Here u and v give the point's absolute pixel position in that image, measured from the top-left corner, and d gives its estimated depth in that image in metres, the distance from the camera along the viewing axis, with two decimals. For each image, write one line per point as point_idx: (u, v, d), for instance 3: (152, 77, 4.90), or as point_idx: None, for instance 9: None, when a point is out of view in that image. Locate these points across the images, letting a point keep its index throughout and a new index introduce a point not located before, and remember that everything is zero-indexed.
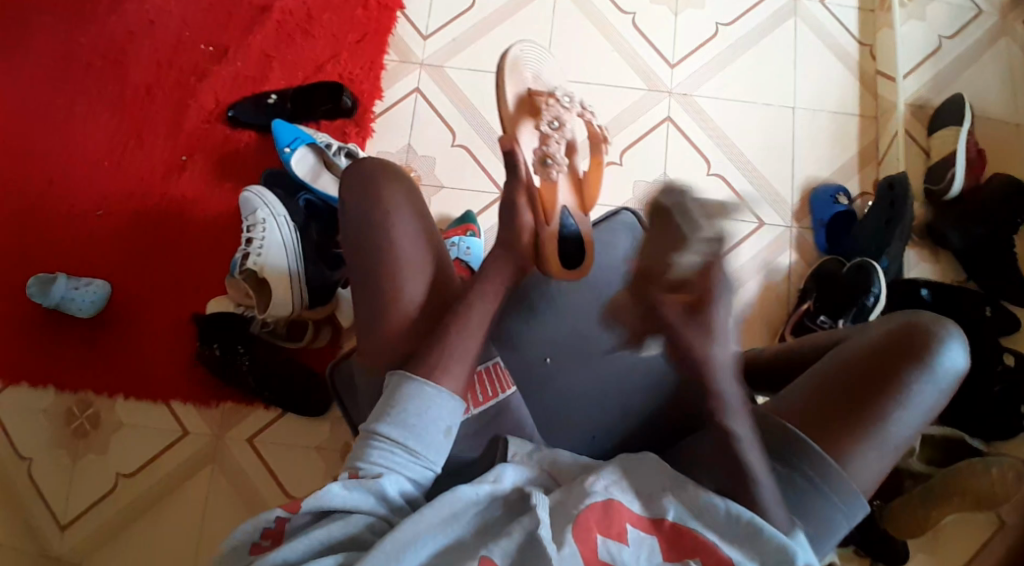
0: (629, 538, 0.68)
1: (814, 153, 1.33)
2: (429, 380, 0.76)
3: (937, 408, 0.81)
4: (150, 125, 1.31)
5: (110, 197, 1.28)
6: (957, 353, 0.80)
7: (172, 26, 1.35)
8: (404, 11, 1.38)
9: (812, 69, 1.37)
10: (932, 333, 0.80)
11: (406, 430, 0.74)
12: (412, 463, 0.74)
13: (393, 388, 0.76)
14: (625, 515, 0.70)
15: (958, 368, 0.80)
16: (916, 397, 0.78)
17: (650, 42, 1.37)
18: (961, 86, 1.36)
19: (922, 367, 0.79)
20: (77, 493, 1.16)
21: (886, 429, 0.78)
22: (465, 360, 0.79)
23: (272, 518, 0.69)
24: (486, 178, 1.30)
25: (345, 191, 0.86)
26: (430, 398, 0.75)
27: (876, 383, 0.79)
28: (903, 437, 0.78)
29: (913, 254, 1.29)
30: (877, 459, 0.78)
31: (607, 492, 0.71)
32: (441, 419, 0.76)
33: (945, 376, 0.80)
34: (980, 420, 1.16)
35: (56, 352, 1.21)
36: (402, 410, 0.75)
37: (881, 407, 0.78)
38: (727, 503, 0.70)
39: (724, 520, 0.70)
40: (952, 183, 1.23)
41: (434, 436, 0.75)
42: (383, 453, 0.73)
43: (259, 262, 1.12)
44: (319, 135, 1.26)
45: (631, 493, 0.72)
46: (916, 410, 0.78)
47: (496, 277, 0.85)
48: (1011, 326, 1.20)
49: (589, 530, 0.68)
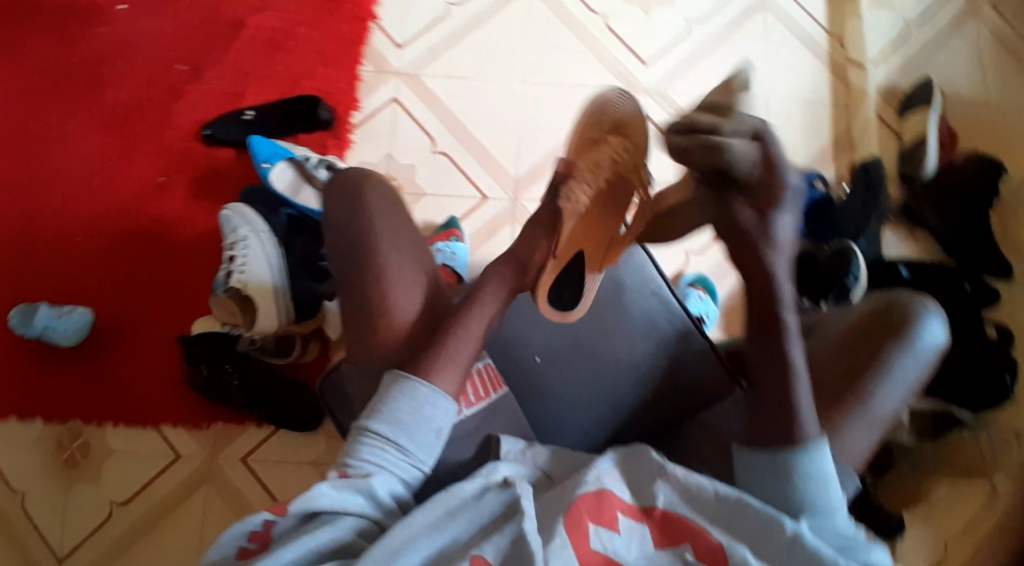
0: (620, 526, 0.69)
1: (791, 141, 1.34)
2: (423, 379, 0.77)
3: (922, 383, 0.82)
4: (126, 147, 1.30)
5: (88, 222, 1.26)
6: (935, 328, 0.82)
7: (144, 47, 1.34)
8: (378, 22, 1.38)
9: (785, 59, 1.39)
10: (910, 308, 0.82)
11: (397, 427, 0.75)
12: (402, 461, 0.74)
13: (384, 388, 0.77)
14: (615, 504, 0.71)
15: (939, 343, 0.82)
16: (898, 373, 0.80)
17: (624, 42, 1.39)
18: (930, 69, 1.39)
19: (902, 344, 0.81)
20: (72, 524, 1.14)
21: (870, 405, 0.80)
22: (460, 362, 0.79)
23: (260, 521, 0.69)
24: (469, 184, 1.30)
25: (329, 196, 0.86)
26: (422, 396, 0.76)
27: (857, 363, 0.81)
28: (889, 412, 0.80)
29: (889, 234, 1.31)
30: (864, 435, 0.79)
31: (598, 482, 0.72)
32: (434, 418, 0.76)
33: (927, 351, 0.81)
34: (970, 392, 1.16)
35: (41, 382, 1.19)
36: (393, 408, 0.76)
37: (863, 384, 0.80)
38: (716, 485, 0.71)
39: (715, 505, 0.70)
40: (925, 164, 1.26)
41: (424, 435, 0.76)
42: (373, 450, 0.74)
43: (242, 280, 1.11)
44: (298, 149, 1.26)
45: (621, 482, 0.73)
46: (899, 384, 0.80)
47: (494, 285, 0.86)
48: (991, 299, 1.22)
49: (582, 519, 0.68)
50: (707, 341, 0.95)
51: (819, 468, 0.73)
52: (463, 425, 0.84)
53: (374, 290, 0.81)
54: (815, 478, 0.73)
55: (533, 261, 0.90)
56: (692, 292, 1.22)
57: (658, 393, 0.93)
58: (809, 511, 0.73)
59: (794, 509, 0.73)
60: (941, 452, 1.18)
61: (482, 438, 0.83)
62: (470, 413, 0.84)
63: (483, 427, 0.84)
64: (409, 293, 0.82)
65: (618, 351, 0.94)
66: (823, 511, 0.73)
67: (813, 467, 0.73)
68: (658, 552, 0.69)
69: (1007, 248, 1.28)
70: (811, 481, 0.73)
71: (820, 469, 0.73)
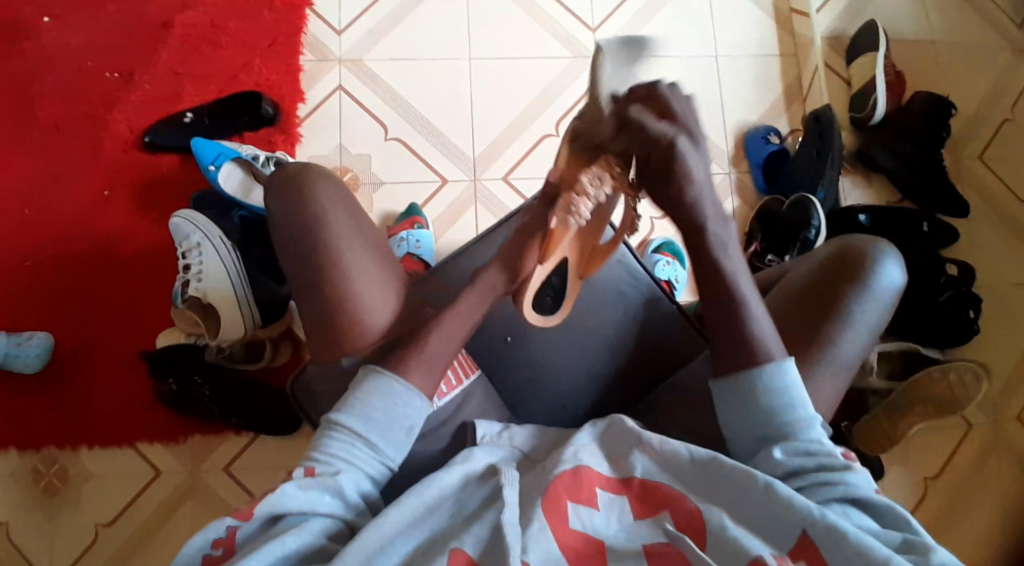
0: (599, 502, 0.71)
1: (741, 97, 1.34)
2: (399, 377, 0.76)
3: (883, 324, 0.84)
4: (65, 163, 1.25)
5: (36, 244, 1.22)
6: (893, 270, 0.83)
7: (72, 57, 1.29)
8: (313, 8, 1.34)
9: (729, 14, 1.38)
10: (867, 252, 0.84)
11: (368, 423, 0.74)
12: (370, 458, 0.74)
13: (356, 381, 0.77)
14: (593, 479, 0.72)
15: (896, 283, 0.84)
16: (859, 316, 0.82)
17: (568, 9, 1.37)
18: (873, 12, 1.39)
19: (861, 289, 0.82)
20: (56, 552, 1.12)
21: (835, 350, 0.81)
22: (433, 359, 0.78)
23: (222, 529, 0.67)
24: (426, 168, 1.28)
25: (273, 196, 0.84)
26: (397, 395, 0.76)
27: (820, 312, 0.82)
28: (853, 355, 0.82)
29: (848, 181, 1.31)
30: (832, 382, 0.81)
31: (576, 458, 0.74)
32: (406, 415, 0.76)
33: (886, 293, 0.83)
34: (929, 333, 1.20)
35: (7, 412, 1.16)
36: (365, 403, 0.75)
37: (827, 330, 0.81)
38: (691, 450, 0.73)
39: (690, 471, 0.72)
40: (875, 109, 1.26)
41: (396, 432, 0.75)
42: (342, 446, 0.74)
43: (201, 288, 1.10)
44: (244, 147, 1.23)
45: (600, 456, 0.76)
46: (861, 327, 0.82)
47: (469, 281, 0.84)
48: (949, 237, 1.26)
49: (559, 497, 0.70)
50: (674, 305, 0.97)
51: (789, 385, 0.74)
52: (439, 413, 0.84)
53: (335, 292, 0.80)
54: (786, 396, 0.74)
55: (526, 269, 0.83)
56: (659, 259, 1.23)
57: (629, 359, 0.95)
58: (783, 433, 0.74)
59: (770, 433, 0.74)
60: (911, 394, 1.14)
61: (457, 426, 0.84)
62: (446, 402, 0.84)
63: (458, 415, 0.85)
64: (371, 289, 0.81)
65: (585, 320, 0.95)
66: (797, 430, 0.74)
67: (782, 386, 0.74)
68: (637, 523, 0.70)
69: (960, 185, 1.30)
70: (782, 402, 0.74)
71: (790, 387, 0.74)
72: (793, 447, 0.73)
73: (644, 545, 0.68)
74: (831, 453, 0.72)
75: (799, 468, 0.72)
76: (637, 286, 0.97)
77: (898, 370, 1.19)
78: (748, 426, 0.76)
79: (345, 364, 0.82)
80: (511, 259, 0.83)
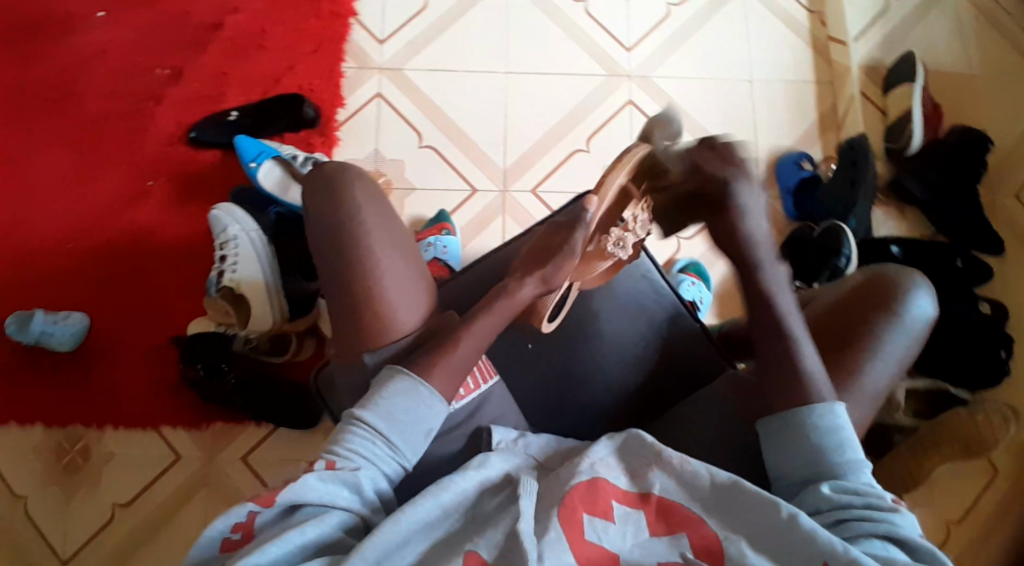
0: (615, 516, 0.70)
1: (774, 123, 1.34)
2: (423, 381, 0.78)
3: (913, 357, 0.83)
4: (113, 153, 1.30)
5: (81, 229, 1.26)
6: (924, 301, 0.83)
7: (127, 54, 1.35)
8: (358, 18, 1.39)
9: (765, 42, 1.39)
10: (898, 281, 0.83)
11: (391, 424, 0.75)
12: (388, 458, 0.75)
13: (382, 382, 0.78)
14: (610, 493, 0.72)
15: (927, 316, 0.83)
16: (887, 347, 0.81)
17: (605, 28, 1.39)
18: (912, 43, 1.38)
19: (892, 317, 0.81)
20: (75, 528, 1.15)
21: (861, 380, 0.80)
22: (460, 366, 0.80)
23: (243, 512, 0.68)
24: (458, 177, 1.30)
25: (310, 193, 0.86)
26: (421, 398, 0.77)
27: (850, 340, 0.82)
28: (881, 386, 0.81)
29: (881, 213, 1.30)
30: (859, 409, 0.80)
31: (592, 470, 0.73)
32: (428, 420, 0.77)
33: (916, 324, 0.82)
34: (964, 370, 1.17)
35: (40, 389, 1.20)
36: (390, 404, 0.76)
37: (854, 360, 0.81)
38: (713, 473, 0.72)
39: (710, 493, 0.72)
40: (911, 140, 1.25)
41: (415, 435, 0.76)
42: (362, 442, 0.74)
43: (235, 278, 1.12)
44: (285, 147, 1.27)
45: (618, 469, 0.75)
46: (889, 359, 0.81)
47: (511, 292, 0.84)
48: (984, 275, 1.23)
49: (575, 510, 0.70)
50: (696, 323, 0.97)
51: (840, 424, 0.73)
52: (456, 414, 0.85)
53: (364, 288, 0.81)
54: (834, 437, 0.73)
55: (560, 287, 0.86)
56: (686, 278, 1.23)
57: (649, 376, 0.95)
58: (833, 473, 0.72)
59: (818, 470, 0.73)
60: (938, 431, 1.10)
61: (473, 429, 0.85)
62: (463, 405, 0.85)
63: (474, 418, 0.85)
64: (403, 290, 0.83)
65: (609, 335, 0.95)
66: (848, 472, 0.72)
67: (831, 425, 0.73)
68: (653, 540, 0.70)
69: (995, 220, 1.28)
70: (830, 443, 0.73)
71: (839, 428, 0.73)
72: (842, 486, 0.71)
73: (660, 562, 0.68)
74: (879, 495, 0.71)
75: (844, 506, 0.70)
76: (660, 299, 0.97)
77: (925, 407, 1.16)
78: (793, 463, 0.74)
79: (367, 362, 0.82)
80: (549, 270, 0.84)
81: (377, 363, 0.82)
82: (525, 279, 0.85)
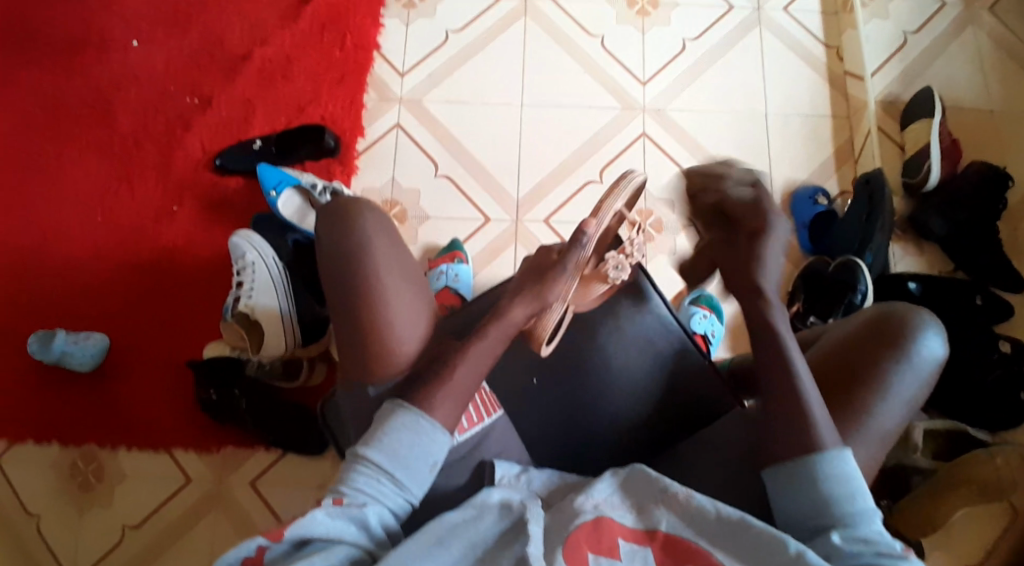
0: (621, 553, 0.69)
1: (790, 156, 1.34)
2: (423, 413, 0.78)
3: (924, 399, 0.81)
4: (139, 178, 1.34)
5: (104, 250, 1.30)
6: (933, 342, 0.81)
7: (157, 81, 1.39)
8: (380, 51, 1.42)
9: (782, 75, 1.39)
10: (907, 319, 0.82)
11: (396, 461, 0.76)
12: (395, 495, 0.75)
13: (384, 417, 0.78)
14: (616, 530, 0.72)
15: (936, 356, 0.81)
16: (895, 388, 0.79)
17: (620, 61, 1.40)
18: (930, 78, 1.37)
19: (898, 357, 0.80)
20: (86, 546, 1.16)
21: (868, 419, 0.78)
22: (463, 392, 0.80)
23: (253, 547, 0.66)
24: (471, 206, 1.31)
25: (323, 220, 0.87)
26: (422, 431, 0.77)
27: (856, 379, 0.80)
28: (889, 427, 0.79)
29: (898, 248, 1.28)
30: (866, 449, 0.78)
31: (597, 510, 0.74)
32: (431, 453, 0.77)
33: (925, 365, 0.81)
34: (979, 411, 1.15)
35: (59, 407, 1.22)
36: (393, 440, 0.76)
37: (860, 399, 0.79)
38: (717, 505, 0.72)
39: (715, 529, 0.71)
40: (929, 174, 1.23)
41: (421, 470, 0.76)
42: (368, 480, 0.75)
43: (250, 304, 1.14)
44: (305, 175, 1.28)
45: (623, 508, 0.75)
46: (897, 399, 0.79)
47: (508, 315, 0.84)
48: (1005, 314, 1.20)
49: (581, 548, 0.69)
50: (704, 358, 0.95)
51: (849, 473, 0.71)
52: (460, 448, 0.85)
53: (370, 320, 0.82)
54: (846, 485, 0.71)
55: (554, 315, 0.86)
56: (697, 311, 1.21)
57: (656, 411, 0.93)
58: (843, 521, 0.70)
59: (827, 518, 0.71)
60: (955, 471, 1.08)
61: (476, 463, 0.85)
62: (465, 438, 0.85)
63: (477, 452, 0.85)
64: (410, 324, 0.84)
65: (608, 367, 0.93)
66: (856, 521, 0.70)
67: (842, 474, 0.71)
68: None
69: (1015, 258, 1.25)
70: (841, 492, 0.70)
71: (850, 476, 0.71)
72: (851, 534, 0.69)
73: None
74: (890, 544, 0.69)
75: (856, 555, 0.68)
76: (666, 329, 0.94)
77: (943, 448, 1.14)
78: (801, 511, 0.72)
79: (371, 394, 0.84)
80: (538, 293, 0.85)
81: (380, 395, 0.84)
82: (519, 301, 0.85)
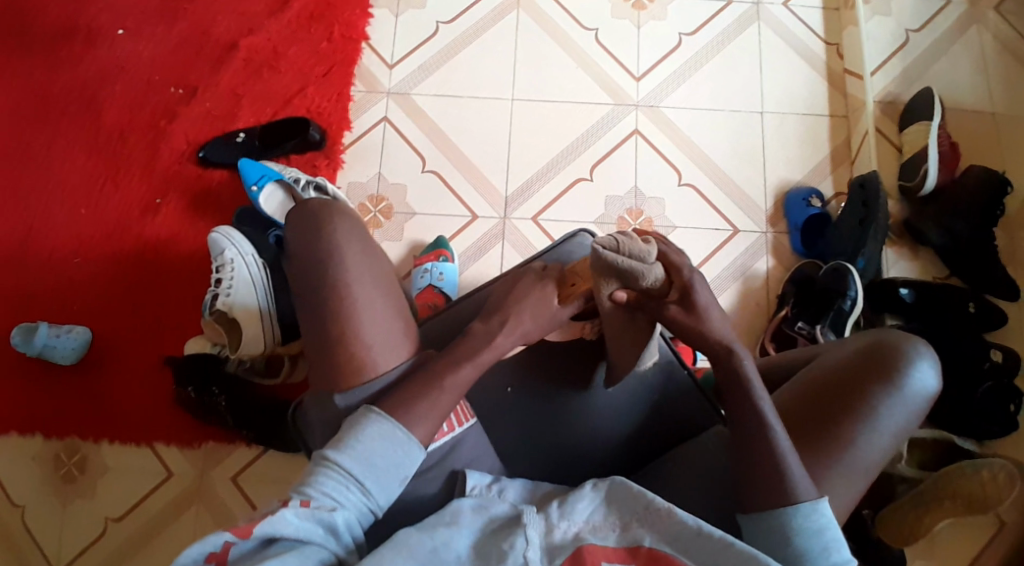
0: None
1: (785, 156, 1.31)
2: (400, 426, 0.76)
3: (907, 430, 0.80)
4: (123, 169, 1.33)
5: (88, 242, 1.29)
6: (927, 373, 0.80)
7: (141, 71, 1.37)
8: (369, 42, 1.39)
9: (779, 73, 1.36)
10: (900, 349, 0.81)
11: (367, 469, 0.73)
12: (361, 502, 0.73)
13: (357, 423, 0.76)
14: (598, 554, 0.70)
15: (928, 389, 0.80)
16: (882, 422, 0.78)
17: (615, 57, 1.37)
18: (931, 79, 1.33)
19: (890, 390, 0.79)
20: (69, 538, 1.17)
21: (855, 452, 0.77)
22: (442, 411, 0.78)
23: (218, 543, 0.64)
24: (458, 202, 1.29)
25: (293, 230, 0.85)
26: (397, 442, 0.75)
27: (847, 410, 0.78)
28: (874, 459, 0.78)
29: (892, 252, 1.26)
30: (847, 485, 0.77)
31: (574, 540, 0.71)
32: (404, 465, 0.75)
33: (916, 397, 0.80)
34: (973, 421, 1.13)
35: (42, 399, 1.22)
36: (366, 448, 0.74)
37: (846, 432, 0.78)
38: (698, 522, 0.71)
39: (691, 545, 0.70)
40: (926, 177, 1.21)
41: (390, 480, 0.74)
42: (336, 485, 0.72)
43: (227, 303, 1.13)
44: (288, 170, 1.26)
45: (606, 530, 0.73)
46: (884, 431, 0.78)
47: (497, 347, 0.83)
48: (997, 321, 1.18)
49: None
50: (687, 372, 0.95)
51: (826, 525, 0.72)
52: (430, 456, 0.83)
53: (343, 332, 0.80)
54: (820, 538, 0.71)
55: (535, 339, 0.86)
56: None
57: (638, 427, 0.92)
58: None
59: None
60: (939, 485, 1.06)
61: (447, 473, 0.83)
62: (442, 443, 0.84)
63: (447, 462, 0.83)
64: (384, 334, 0.82)
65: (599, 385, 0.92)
66: None
67: (817, 526, 0.71)
68: None
69: (1010, 265, 1.22)
70: (816, 546, 0.71)
71: (823, 529, 0.72)
72: None
73: None
74: None
75: None
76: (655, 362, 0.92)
77: (930, 457, 1.12)
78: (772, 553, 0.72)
79: (338, 404, 0.80)
80: (527, 327, 0.85)
81: (348, 405, 0.80)
82: (507, 330, 0.83)
